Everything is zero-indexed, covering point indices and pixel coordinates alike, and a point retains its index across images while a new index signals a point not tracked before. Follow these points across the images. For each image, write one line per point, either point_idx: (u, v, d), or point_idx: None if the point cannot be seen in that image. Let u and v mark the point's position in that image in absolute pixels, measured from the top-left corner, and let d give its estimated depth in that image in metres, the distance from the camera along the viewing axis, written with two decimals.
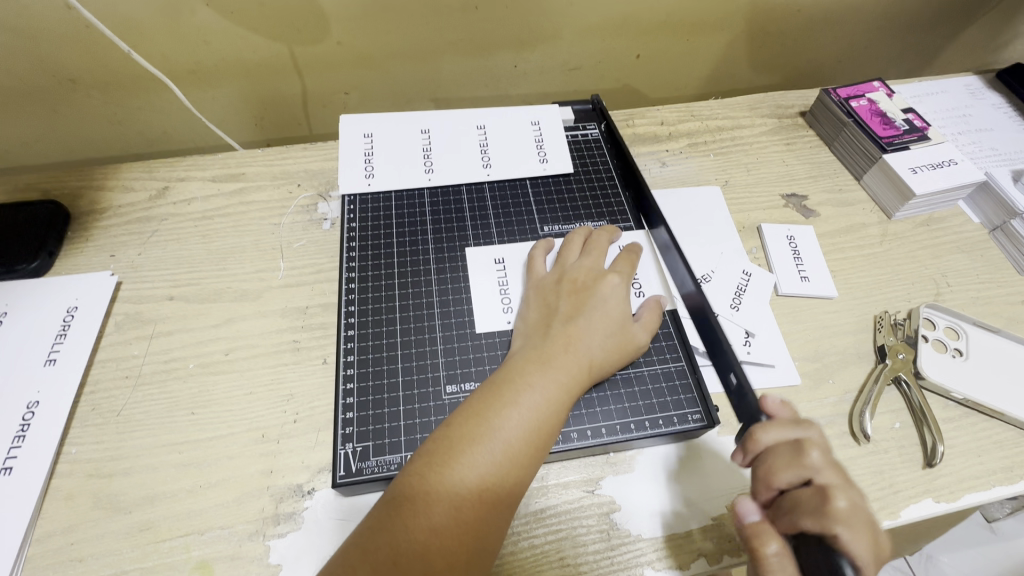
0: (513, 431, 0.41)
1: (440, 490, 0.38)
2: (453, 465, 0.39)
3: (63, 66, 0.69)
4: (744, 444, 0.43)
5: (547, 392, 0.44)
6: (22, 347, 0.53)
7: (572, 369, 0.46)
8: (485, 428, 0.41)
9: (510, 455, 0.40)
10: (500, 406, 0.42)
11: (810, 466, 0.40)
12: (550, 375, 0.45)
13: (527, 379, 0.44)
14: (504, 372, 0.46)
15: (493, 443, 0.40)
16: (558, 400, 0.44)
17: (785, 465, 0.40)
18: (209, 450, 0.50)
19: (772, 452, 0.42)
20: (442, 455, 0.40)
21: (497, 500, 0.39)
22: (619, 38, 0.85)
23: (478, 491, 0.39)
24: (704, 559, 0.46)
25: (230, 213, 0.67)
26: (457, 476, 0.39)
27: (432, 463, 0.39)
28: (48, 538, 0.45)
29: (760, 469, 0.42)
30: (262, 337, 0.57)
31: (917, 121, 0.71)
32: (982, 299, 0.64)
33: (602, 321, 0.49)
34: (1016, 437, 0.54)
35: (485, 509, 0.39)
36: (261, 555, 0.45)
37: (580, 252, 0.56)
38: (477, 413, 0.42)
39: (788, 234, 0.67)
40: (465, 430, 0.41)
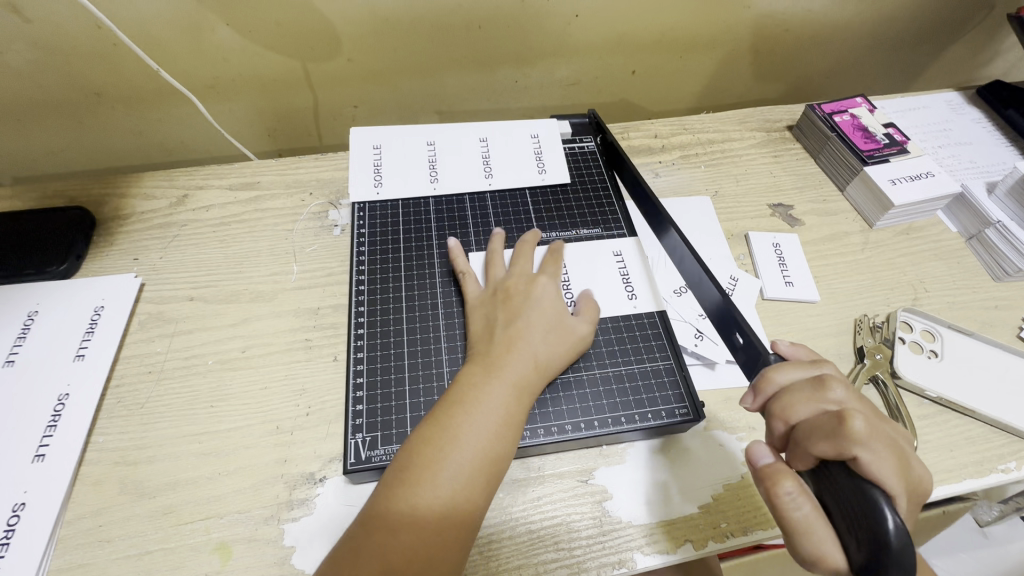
0: (468, 431, 0.44)
1: (409, 492, 0.41)
2: (419, 467, 0.42)
3: (91, 81, 0.74)
4: (754, 385, 0.41)
5: (500, 392, 0.47)
6: (53, 343, 0.57)
7: (519, 368, 0.49)
8: (439, 432, 0.44)
9: (473, 453, 0.43)
10: (451, 411, 0.46)
11: (830, 400, 0.37)
12: (495, 376, 0.48)
13: (472, 383, 0.48)
14: (451, 381, 0.49)
15: (450, 445, 0.43)
16: (509, 398, 0.47)
17: (799, 394, 0.38)
18: (227, 440, 0.53)
19: (787, 388, 0.39)
20: (407, 460, 0.43)
21: (466, 496, 0.42)
22: (616, 55, 0.90)
23: (448, 487, 0.42)
24: (690, 545, 0.49)
25: (246, 219, 0.70)
26: (426, 479, 0.42)
27: (402, 467, 0.43)
28: (78, 520, 0.48)
29: (777, 407, 0.39)
30: (277, 335, 0.60)
31: (897, 135, 0.75)
32: (957, 304, 0.67)
33: (538, 321, 0.53)
34: (987, 433, 0.57)
35: (455, 505, 0.41)
36: (276, 538, 0.48)
37: (516, 260, 0.60)
38: (434, 419, 0.45)
39: (774, 242, 0.71)
40: (422, 437, 0.44)
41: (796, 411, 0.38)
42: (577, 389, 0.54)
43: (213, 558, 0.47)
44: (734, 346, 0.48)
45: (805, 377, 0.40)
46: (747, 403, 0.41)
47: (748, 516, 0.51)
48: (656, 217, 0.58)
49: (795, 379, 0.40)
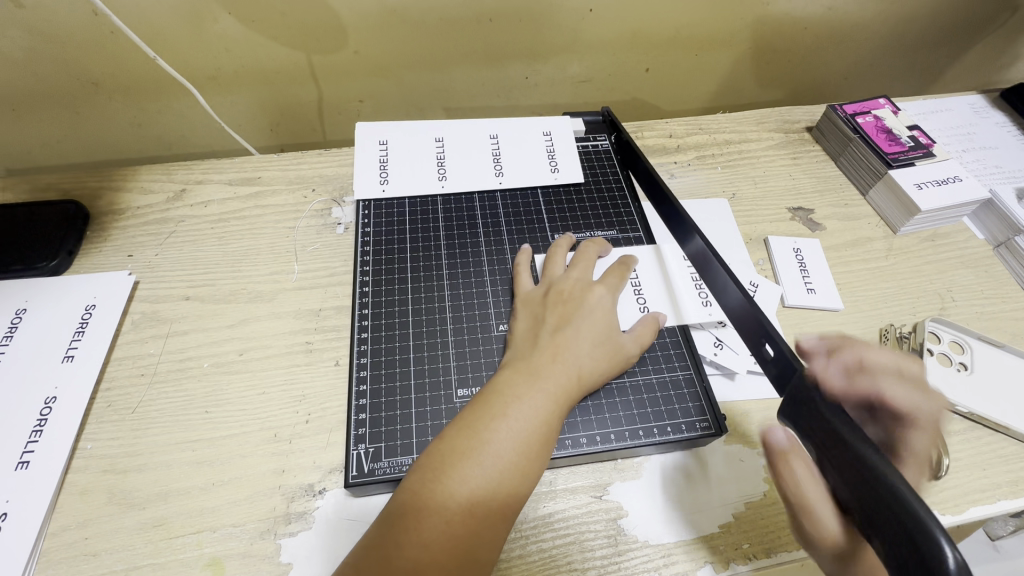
0: (504, 444, 0.42)
1: (435, 502, 0.39)
2: (445, 480, 0.40)
3: (87, 69, 0.71)
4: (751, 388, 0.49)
5: (537, 404, 0.45)
6: (41, 343, 0.54)
7: (560, 380, 0.47)
8: (475, 440, 0.42)
9: (503, 468, 0.41)
10: (490, 420, 0.43)
11: None
12: (538, 387, 0.46)
13: (513, 392, 0.45)
14: (492, 386, 0.46)
15: (484, 457, 0.41)
16: (548, 411, 0.45)
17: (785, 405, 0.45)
18: (222, 448, 0.50)
19: None
20: (434, 470, 0.40)
21: (491, 512, 0.40)
22: (629, 52, 0.87)
23: (471, 505, 0.39)
24: (711, 567, 0.46)
25: (245, 216, 0.68)
26: (450, 491, 0.39)
27: (427, 478, 0.40)
28: (63, 532, 0.46)
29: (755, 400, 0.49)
30: (275, 338, 0.58)
31: (922, 138, 0.72)
32: (986, 314, 0.64)
33: (589, 331, 0.50)
34: (1020, 451, 0.54)
35: (478, 521, 0.39)
36: (273, 553, 0.46)
37: (566, 265, 0.57)
38: (467, 427, 0.43)
39: (795, 247, 0.68)
40: (456, 443, 0.42)
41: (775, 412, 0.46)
42: (591, 400, 0.52)
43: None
44: (763, 357, 0.43)
45: None
46: None
47: (771, 537, 0.48)
48: (675, 219, 0.55)
49: None
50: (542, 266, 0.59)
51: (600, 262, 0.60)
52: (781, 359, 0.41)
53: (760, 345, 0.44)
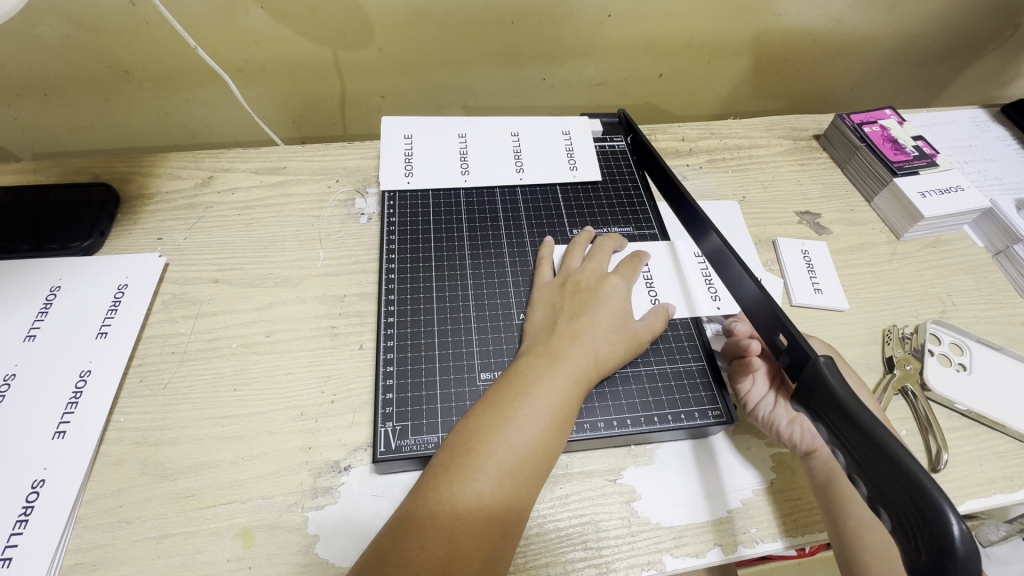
0: (529, 421, 0.44)
1: (466, 474, 0.41)
2: (473, 456, 0.42)
3: (120, 57, 0.73)
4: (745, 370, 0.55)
5: (558, 384, 0.47)
6: (75, 319, 0.56)
7: (580, 362, 0.49)
8: (500, 418, 0.44)
9: (527, 443, 0.43)
10: (514, 398, 0.45)
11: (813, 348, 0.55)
12: (559, 368, 0.48)
13: (536, 373, 0.47)
14: (514, 368, 0.49)
15: (510, 433, 0.43)
16: (569, 390, 0.47)
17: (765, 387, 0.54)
18: (251, 425, 0.52)
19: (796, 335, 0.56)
20: (463, 447, 0.43)
21: (519, 484, 0.42)
22: (645, 57, 0.90)
23: (498, 478, 0.41)
24: (719, 549, 0.49)
25: (272, 203, 0.70)
26: (480, 465, 0.41)
27: (456, 454, 0.42)
28: (98, 500, 0.47)
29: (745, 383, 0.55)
30: (302, 321, 0.59)
31: (926, 148, 0.75)
32: (984, 318, 0.67)
33: (605, 317, 0.53)
34: (1016, 448, 0.57)
35: (508, 492, 0.41)
36: (300, 526, 0.47)
37: (583, 257, 0.59)
38: (492, 406, 0.45)
39: (803, 249, 0.71)
40: (482, 421, 0.44)
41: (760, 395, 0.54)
42: (608, 388, 0.54)
43: (235, 544, 0.46)
44: (778, 348, 0.46)
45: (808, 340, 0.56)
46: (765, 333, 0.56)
47: (775, 522, 0.50)
48: (692, 217, 0.57)
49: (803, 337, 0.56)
50: (560, 258, 0.61)
51: (614, 256, 0.62)
52: (795, 348, 0.43)
53: (775, 336, 0.46)
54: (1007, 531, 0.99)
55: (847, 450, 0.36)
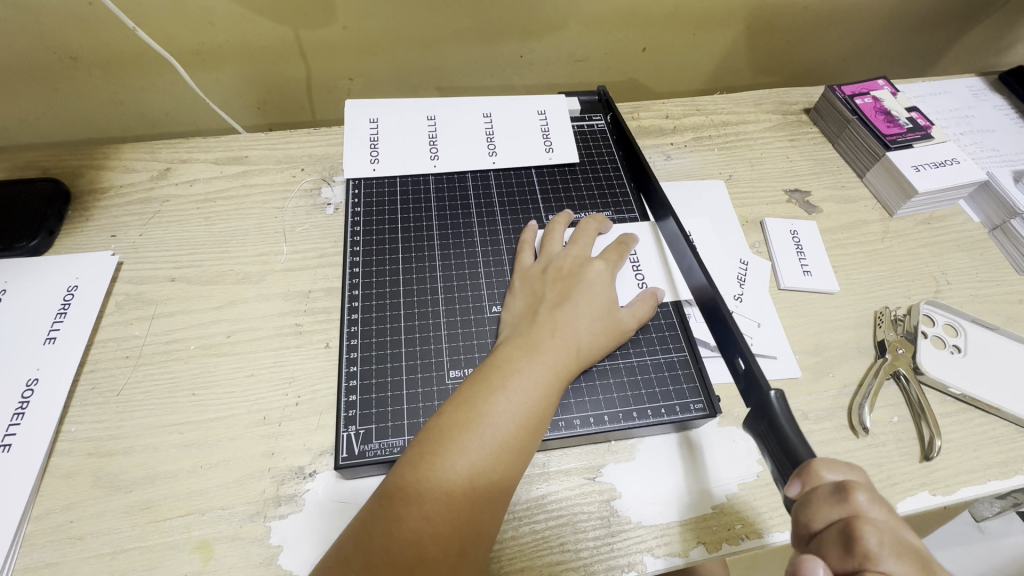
0: (504, 416, 0.41)
1: (435, 472, 0.38)
2: (443, 453, 0.39)
3: (65, 42, 0.68)
4: (797, 473, 0.37)
5: (536, 377, 0.44)
6: (22, 324, 0.53)
7: (560, 355, 0.46)
8: (473, 414, 0.41)
9: (501, 440, 0.41)
10: (489, 393, 0.43)
11: (851, 510, 0.33)
12: (538, 361, 0.45)
13: (513, 366, 0.44)
14: (491, 361, 0.46)
15: (484, 430, 0.40)
16: (548, 385, 0.44)
17: (834, 547, 0.33)
18: (210, 431, 0.49)
19: (813, 515, 0.35)
20: (433, 444, 0.40)
21: (493, 483, 0.40)
22: (627, 30, 0.85)
23: (469, 477, 0.39)
24: (703, 547, 0.47)
25: (232, 195, 0.66)
26: (449, 463, 0.39)
27: (424, 452, 0.40)
28: (47, 516, 0.45)
29: (796, 521, 0.36)
30: (265, 320, 0.56)
31: (920, 120, 0.71)
32: (980, 297, 0.64)
33: (588, 306, 0.50)
34: (1011, 432, 0.54)
35: (480, 491, 0.39)
36: (262, 536, 0.45)
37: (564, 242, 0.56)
38: (466, 401, 0.42)
39: (792, 229, 0.68)
40: (454, 417, 0.41)
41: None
42: (585, 381, 0.51)
43: (194, 558, 0.44)
44: (736, 371, 0.48)
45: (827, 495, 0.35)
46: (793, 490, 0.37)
47: (763, 518, 0.48)
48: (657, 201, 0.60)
49: (824, 507, 0.34)
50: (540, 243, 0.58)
51: (599, 239, 0.59)
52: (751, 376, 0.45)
53: (733, 359, 0.48)
54: (1001, 506, 0.99)
55: (782, 486, 0.39)
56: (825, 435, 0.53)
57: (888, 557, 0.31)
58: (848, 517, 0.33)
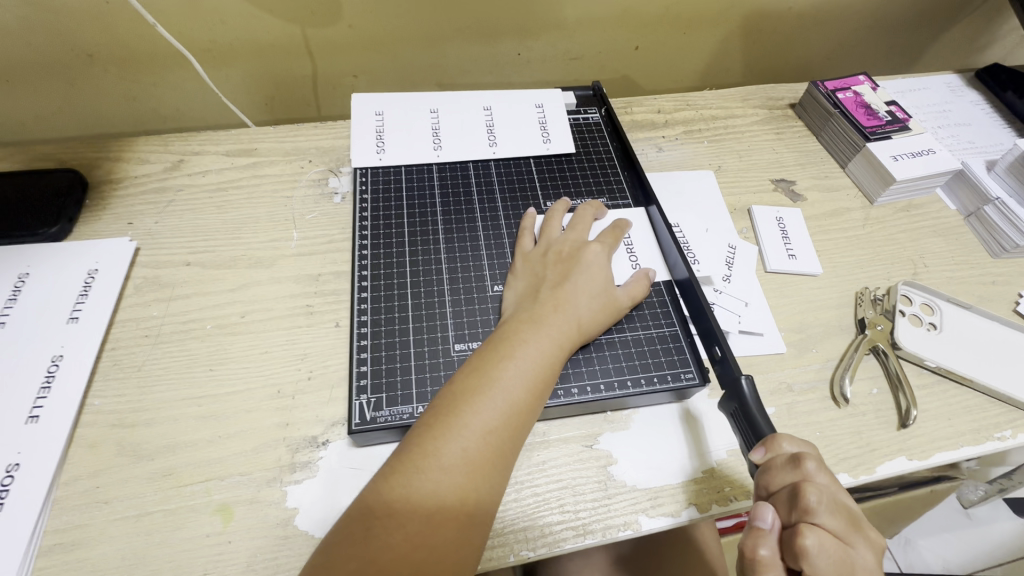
0: (513, 381, 0.44)
1: (451, 431, 0.41)
2: (458, 414, 0.42)
3: (82, 39, 0.71)
4: (761, 441, 0.43)
5: (542, 347, 0.47)
6: (46, 305, 0.55)
7: (562, 328, 0.49)
8: (484, 379, 0.44)
9: (511, 403, 0.44)
10: (499, 361, 0.46)
11: (802, 475, 0.40)
12: (543, 333, 0.48)
13: (520, 337, 0.48)
14: (499, 333, 0.49)
15: (495, 394, 0.43)
16: (552, 354, 0.48)
17: (783, 503, 0.40)
18: (227, 403, 0.52)
19: (770, 477, 0.42)
20: (448, 407, 0.43)
21: (504, 442, 0.43)
22: (620, 29, 0.89)
23: (482, 436, 0.42)
24: (694, 507, 0.49)
25: (243, 185, 0.69)
26: (464, 423, 0.42)
27: (440, 414, 0.43)
28: (74, 482, 0.47)
29: (757, 482, 0.43)
30: (277, 301, 0.59)
31: (899, 112, 0.75)
32: (955, 279, 0.68)
33: (588, 283, 0.53)
34: (984, 403, 0.58)
35: (493, 449, 0.42)
36: (279, 500, 0.48)
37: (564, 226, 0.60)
38: (477, 368, 0.45)
39: (778, 216, 0.71)
40: (467, 383, 0.44)
41: (768, 530, 0.40)
42: (583, 354, 0.54)
43: (215, 520, 0.46)
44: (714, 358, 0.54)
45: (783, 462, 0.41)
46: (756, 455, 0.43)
47: (749, 481, 0.51)
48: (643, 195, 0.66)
49: (780, 472, 0.41)
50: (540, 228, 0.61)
51: (596, 224, 0.62)
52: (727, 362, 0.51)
53: (711, 347, 0.55)
54: (986, 490, 1.03)
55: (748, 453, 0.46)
56: (809, 405, 0.56)
57: (823, 512, 0.39)
58: (798, 481, 0.40)
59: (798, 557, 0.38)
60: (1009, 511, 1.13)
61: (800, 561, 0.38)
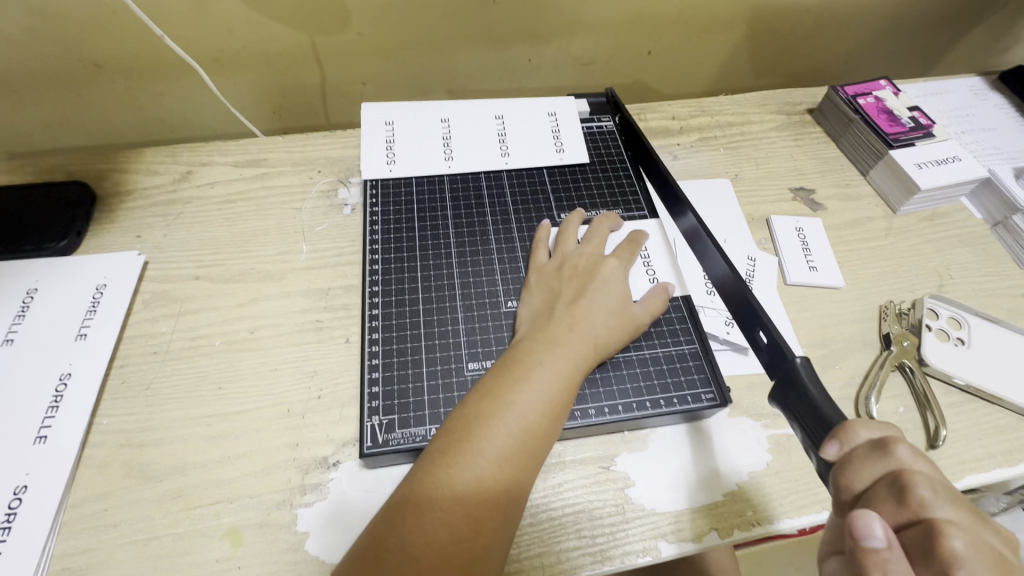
0: (528, 404, 0.43)
1: (465, 457, 0.40)
2: (472, 439, 0.41)
3: (90, 49, 0.71)
4: (834, 433, 0.38)
5: (558, 367, 0.46)
6: (54, 321, 0.55)
7: (579, 347, 0.48)
8: (499, 402, 0.43)
9: (526, 427, 0.42)
10: (513, 382, 0.44)
11: (898, 462, 0.36)
12: (558, 353, 0.47)
13: (535, 357, 0.46)
14: (514, 354, 0.48)
15: (510, 418, 0.42)
16: (568, 375, 0.46)
17: (888, 501, 0.35)
18: (236, 423, 0.51)
19: (859, 472, 0.37)
20: (462, 431, 0.42)
21: (519, 467, 0.41)
22: (633, 34, 0.87)
23: (497, 462, 0.40)
24: (715, 533, 0.48)
25: (251, 196, 0.68)
26: (478, 448, 0.41)
27: (453, 439, 0.41)
28: (82, 504, 0.46)
29: (841, 483, 0.38)
30: (287, 316, 0.58)
31: (922, 119, 0.73)
32: (983, 291, 0.66)
33: (604, 300, 0.51)
34: (1015, 422, 0.56)
35: (508, 475, 0.41)
36: (289, 523, 0.47)
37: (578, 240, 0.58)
38: (491, 391, 0.44)
39: (797, 226, 0.69)
40: (481, 406, 0.43)
41: (887, 548, 0.31)
42: (599, 373, 0.53)
43: (224, 544, 0.45)
44: (758, 344, 0.49)
45: (867, 452, 0.37)
46: (831, 451, 0.38)
47: (772, 504, 0.49)
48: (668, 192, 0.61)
49: (871, 466, 0.36)
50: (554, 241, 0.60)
51: (611, 237, 0.61)
52: (774, 346, 0.47)
53: (754, 333, 0.50)
54: (1008, 503, 1.00)
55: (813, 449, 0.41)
56: None
57: (938, 501, 0.34)
58: (894, 470, 0.36)
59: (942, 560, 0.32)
60: None
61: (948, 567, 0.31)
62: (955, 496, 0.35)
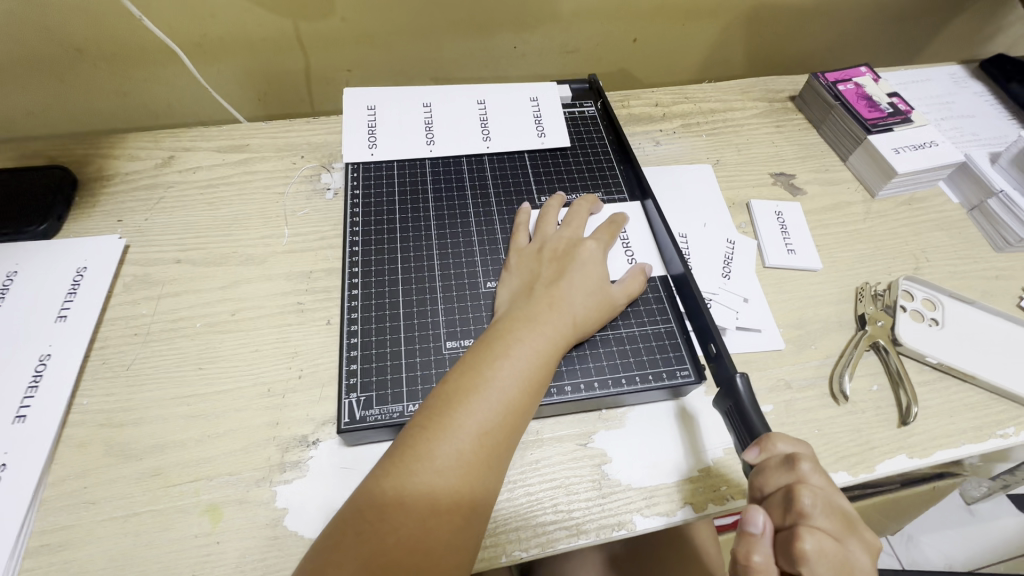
0: (508, 380, 0.44)
1: (445, 432, 0.41)
2: (452, 414, 0.41)
3: (70, 35, 0.70)
4: (756, 441, 0.43)
5: (538, 345, 0.47)
6: (34, 303, 0.55)
7: (558, 325, 0.48)
8: (479, 378, 0.44)
9: (506, 402, 0.43)
10: (493, 359, 0.45)
11: (798, 476, 0.39)
12: (538, 331, 0.47)
13: (515, 335, 0.47)
14: (493, 332, 0.48)
15: (490, 393, 0.43)
16: (548, 352, 0.47)
17: (777, 506, 0.40)
18: (217, 403, 0.52)
19: (766, 477, 0.41)
20: (443, 407, 0.42)
21: (499, 441, 0.42)
22: (617, 21, 0.87)
23: (476, 436, 0.41)
24: (690, 507, 0.49)
25: (234, 181, 0.68)
26: (459, 424, 0.41)
27: (434, 414, 0.42)
28: (62, 482, 0.47)
29: (751, 483, 0.42)
30: (268, 298, 0.58)
31: (901, 104, 0.74)
32: (958, 273, 0.67)
33: (583, 280, 0.52)
34: (986, 400, 0.57)
35: (488, 450, 0.41)
36: (269, 499, 0.47)
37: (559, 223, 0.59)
38: (472, 367, 0.45)
39: (777, 210, 0.70)
40: (462, 382, 0.43)
41: (760, 534, 0.39)
42: (577, 352, 0.53)
43: (203, 520, 0.46)
44: (708, 356, 0.54)
45: (777, 460, 0.41)
46: (751, 454, 0.42)
47: (745, 479, 0.50)
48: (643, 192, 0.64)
49: (775, 473, 0.41)
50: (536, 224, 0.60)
51: (592, 219, 0.61)
52: (721, 359, 0.51)
53: (706, 345, 0.54)
54: (989, 486, 1.01)
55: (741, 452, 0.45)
56: (807, 403, 0.55)
57: (817, 513, 0.38)
58: (792, 482, 0.40)
59: (796, 560, 0.37)
60: (1012, 507, 1.12)
61: (796, 565, 0.37)
62: (837, 513, 0.39)
